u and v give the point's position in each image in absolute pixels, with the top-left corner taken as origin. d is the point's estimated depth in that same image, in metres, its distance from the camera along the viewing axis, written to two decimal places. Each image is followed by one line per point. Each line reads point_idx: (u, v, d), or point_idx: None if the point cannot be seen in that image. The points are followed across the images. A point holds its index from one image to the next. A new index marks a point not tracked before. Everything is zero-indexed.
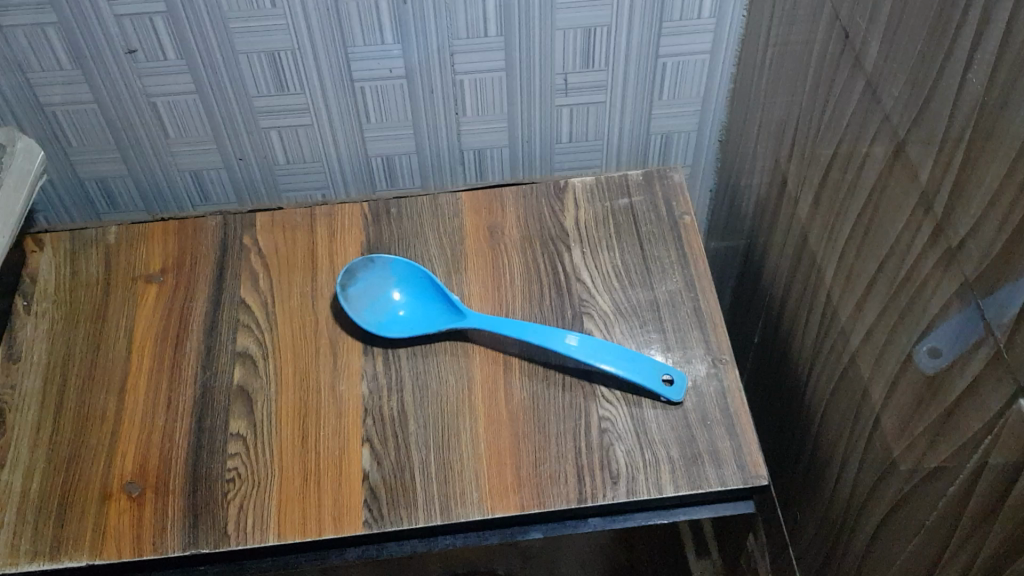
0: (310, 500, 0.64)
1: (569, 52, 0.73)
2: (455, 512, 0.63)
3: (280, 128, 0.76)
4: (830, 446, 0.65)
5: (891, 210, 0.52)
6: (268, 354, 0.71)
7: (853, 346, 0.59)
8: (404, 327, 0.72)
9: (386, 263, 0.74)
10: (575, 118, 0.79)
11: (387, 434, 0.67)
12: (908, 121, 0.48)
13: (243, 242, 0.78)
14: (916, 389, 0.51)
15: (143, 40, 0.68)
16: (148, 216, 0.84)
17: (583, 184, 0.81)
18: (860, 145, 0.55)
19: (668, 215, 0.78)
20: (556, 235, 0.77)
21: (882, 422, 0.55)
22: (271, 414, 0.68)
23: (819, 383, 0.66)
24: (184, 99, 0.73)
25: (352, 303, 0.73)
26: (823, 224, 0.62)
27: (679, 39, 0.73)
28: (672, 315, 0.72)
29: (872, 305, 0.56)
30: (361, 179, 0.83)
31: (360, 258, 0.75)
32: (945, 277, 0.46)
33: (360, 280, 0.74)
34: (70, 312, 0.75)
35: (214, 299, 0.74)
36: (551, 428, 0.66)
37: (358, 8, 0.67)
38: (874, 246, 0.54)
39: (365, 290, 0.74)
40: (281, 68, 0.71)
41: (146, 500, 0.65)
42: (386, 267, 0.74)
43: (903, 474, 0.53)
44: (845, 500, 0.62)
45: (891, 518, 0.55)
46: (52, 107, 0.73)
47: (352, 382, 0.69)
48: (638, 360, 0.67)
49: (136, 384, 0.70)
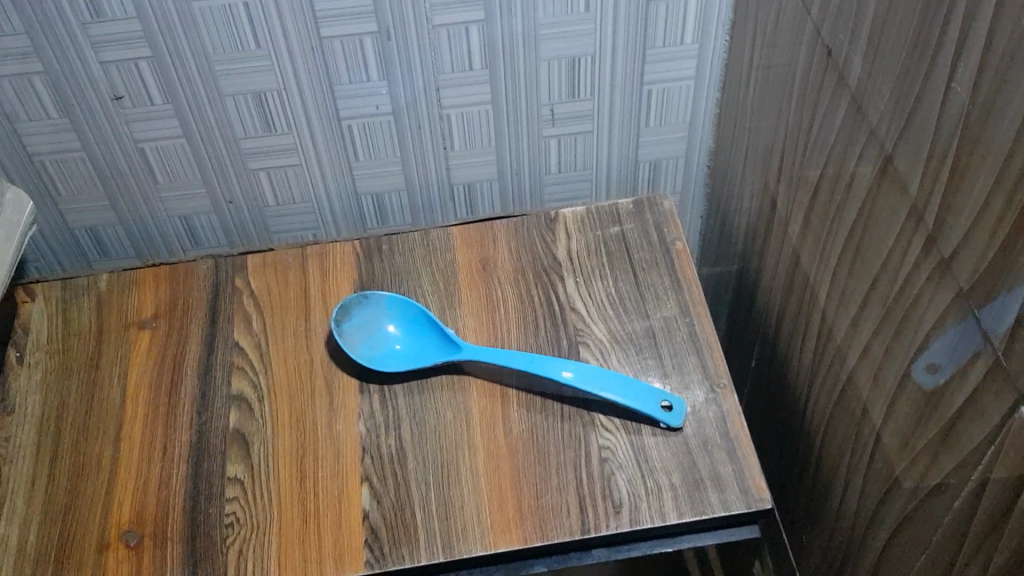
0: (311, 542, 0.63)
1: (555, 83, 0.73)
2: (457, 549, 0.62)
3: (269, 169, 0.76)
4: (832, 466, 0.64)
5: (882, 225, 0.51)
6: (263, 396, 0.71)
7: (851, 365, 0.59)
8: (401, 362, 0.71)
9: (380, 299, 0.74)
10: (563, 148, 0.79)
11: (387, 472, 0.66)
12: (895, 135, 0.48)
13: (235, 284, 0.78)
14: (915, 405, 0.50)
15: (130, 86, 0.68)
16: (139, 262, 0.84)
17: (574, 213, 0.81)
18: (848, 163, 0.55)
19: (660, 242, 0.78)
20: (549, 265, 0.77)
21: (884, 441, 0.55)
22: (268, 456, 0.68)
23: (818, 404, 0.65)
24: (172, 143, 0.73)
25: (347, 340, 0.73)
26: (815, 244, 0.62)
27: (664, 66, 0.73)
28: (669, 341, 0.71)
29: (868, 324, 0.55)
30: (352, 218, 0.82)
31: (354, 295, 0.75)
32: (939, 290, 0.46)
33: (355, 317, 0.74)
34: (63, 361, 0.74)
35: (208, 343, 0.74)
36: (551, 459, 0.66)
37: (342, 46, 0.68)
38: (867, 263, 0.54)
39: (360, 327, 0.74)
40: (268, 109, 0.71)
41: (145, 549, 0.64)
42: (381, 303, 0.74)
43: (907, 492, 0.53)
44: (850, 521, 0.62)
45: (898, 537, 0.55)
46: (40, 157, 0.73)
47: (349, 421, 0.69)
48: (641, 391, 0.67)
49: (131, 431, 0.70)
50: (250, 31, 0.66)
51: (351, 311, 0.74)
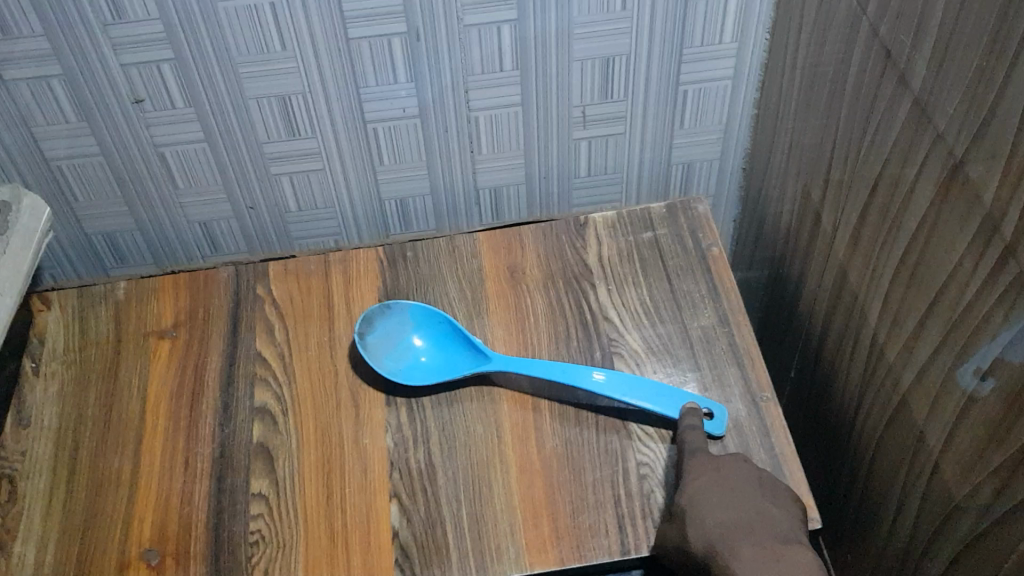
0: (339, 561, 0.61)
1: (588, 84, 0.71)
2: (492, 569, 0.60)
3: (291, 174, 0.74)
4: (881, 483, 0.62)
5: (949, 235, 0.49)
6: (287, 409, 0.69)
7: (905, 382, 0.56)
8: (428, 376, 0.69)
9: (404, 308, 0.72)
10: (594, 151, 0.76)
11: (416, 489, 0.64)
12: (967, 139, 0.46)
13: (257, 292, 0.75)
14: (982, 426, 0.48)
15: (151, 89, 0.66)
16: (157, 269, 0.82)
17: (604, 218, 0.78)
18: (908, 168, 0.53)
19: (695, 248, 0.76)
20: (580, 272, 0.75)
21: (944, 461, 0.52)
22: (294, 471, 0.65)
23: (866, 419, 0.63)
24: (193, 148, 0.71)
25: (372, 353, 0.70)
26: (866, 254, 0.60)
27: (701, 65, 0.71)
28: (707, 351, 0.69)
29: (926, 339, 0.53)
30: (375, 224, 0.80)
31: (376, 305, 0.72)
32: (1016, 304, 0.44)
33: (378, 328, 0.72)
34: (81, 372, 0.72)
35: (230, 354, 0.72)
36: (587, 476, 0.63)
37: (371, 47, 0.65)
38: (928, 275, 0.52)
39: (384, 337, 0.72)
40: (292, 113, 0.69)
41: (166, 568, 0.62)
42: (404, 312, 0.72)
43: (972, 515, 0.50)
44: (904, 542, 0.59)
45: (962, 561, 0.52)
46: (57, 162, 0.70)
47: (375, 435, 0.67)
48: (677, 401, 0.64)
49: (152, 445, 0.68)
50: (275, 32, 0.63)
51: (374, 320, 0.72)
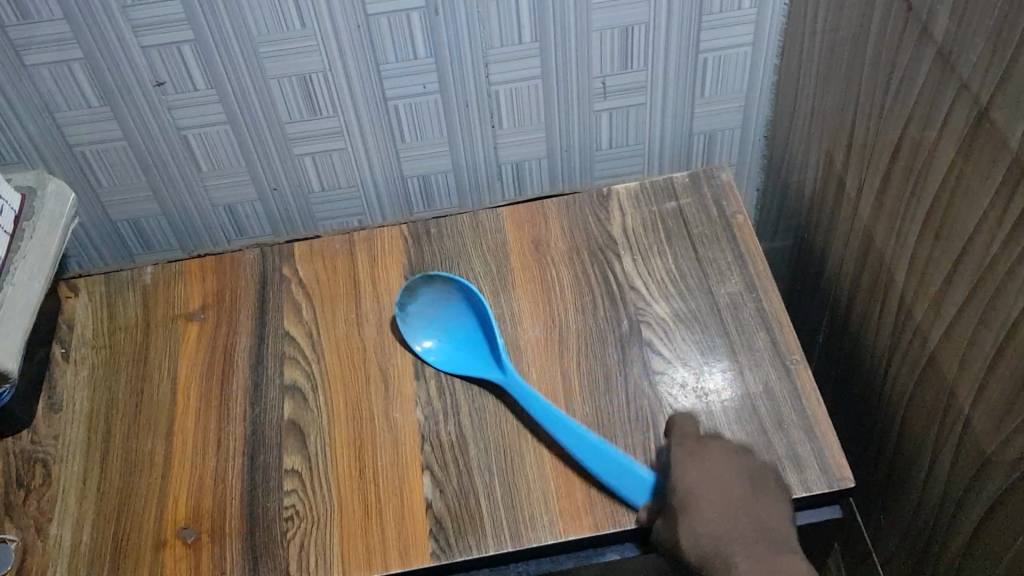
0: (373, 534, 0.61)
1: (607, 55, 0.71)
2: (526, 537, 0.60)
3: (314, 154, 0.74)
4: (913, 442, 0.61)
5: (974, 188, 0.49)
6: (318, 386, 0.69)
7: (934, 340, 0.56)
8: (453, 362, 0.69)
9: (444, 281, 0.71)
10: (615, 123, 0.76)
11: (448, 461, 0.64)
12: (991, 87, 0.46)
13: (283, 272, 0.76)
14: (1011, 379, 0.48)
15: (171, 71, 0.66)
16: (183, 253, 0.82)
17: (627, 189, 0.78)
18: (932, 122, 0.52)
19: (719, 215, 0.75)
20: (604, 244, 0.75)
21: (975, 413, 0.52)
22: (325, 447, 0.66)
23: (896, 380, 0.63)
24: (215, 130, 0.71)
25: (410, 325, 0.71)
26: (891, 212, 0.60)
27: (719, 32, 0.71)
28: (734, 317, 0.69)
29: (954, 294, 0.53)
30: (399, 202, 0.80)
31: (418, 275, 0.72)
32: None
33: (420, 298, 0.72)
34: (111, 357, 0.72)
35: (259, 333, 0.72)
36: (618, 443, 0.63)
37: (389, 23, 0.65)
38: (954, 229, 0.52)
39: (427, 306, 0.72)
40: (313, 91, 0.69)
41: (202, 546, 0.62)
42: (445, 284, 0.71)
43: (1004, 469, 0.50)
44: (938, 499, 0.59)
45: (996, 514, 0.52)
46: (80, 147, 0.71)
47: (406, 409, 0.67)
48: (630, 468, 0.61)
49: (184, 425, 0.68)
50: (294, 10, 0.63)
51: (440, 286, 0.72)
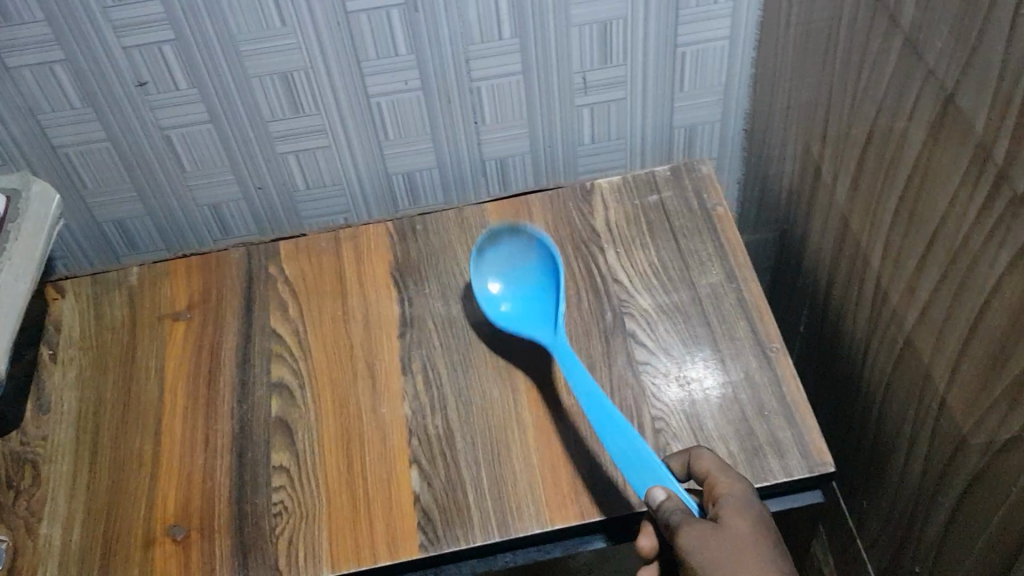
0: (361, 527, 0.61)
1: (586, 50, 0.71)
2: (513, 527, 0.60)
3: (297, 153, 0.75)
4: (893, 426, 0.62)
5: (944, 171, 0.50)
6: (304, 382, 0.69)
7: (910, 323, 0.57)
8: (528, 314, 0.69)
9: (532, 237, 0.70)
10: (596, 118, 0.77)
11: (435, 454, 0.64)
12: (957, 72, 0.47)
13: (269, 271, 0.76)
14: (985, 356, 0.49)
15: (153, 71, 0.67)
16: (169, 253, 0.82)
17: (609, 183, 0.79)
18: (903, 108, 0.53)
19: (700, 208, 0.76)
20: (588, 237, 0.75)
21: (951, 394, 0.53)
22: (313, 443, 0.66)
23: (875, 365, 0.63)
24: (198, 129, 0.71)
25: (485, 268, 0.71)
26: (866, 200, 0.60)
27: (696, 27, 0.71)
28: (716, 307, 0.70)
29: (928, 277, 0.54)
30: (383, 199, 0.81)
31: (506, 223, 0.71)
32: (1012, 230, 0.44)
33: (503, 245, 0.71)
34: (98, 357, 0.73)
35: (245, 332, 0.72)
36: (603, 433, 0.64)
37: (369, 20, 0.66)
38: (926, 212, 0.52)
39: (506, 257, 0.71)
40: (295, 89, 0.70)
41: (192, 542, 0.62)
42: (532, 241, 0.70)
43: (980, 446, 0.51)
44: (918, 481, 0.60)
45: (974, 493, 0.53)
46: (64, 149, 0.71)
47: (393, 404, 0.67)
48: (675, 484, 0.57)
49: (171, 424, 0.68)
50: (274, 8, 0.64)
51: (529, 241, 0.71)
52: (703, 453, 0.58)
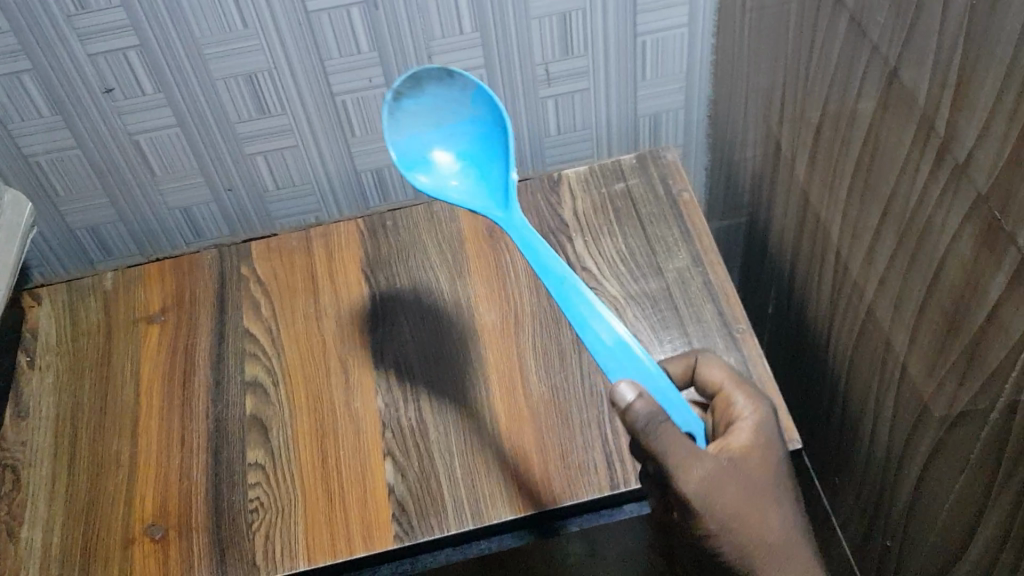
0: (337, 520, 0.62)
1: (548, 42, 0.72)
2: (487, 515, 0.61)
3: (265, 153, 0.76)
4: (859, 402, 0.63)
5: (892, 145, 0.51)
6: (279, 380, 0.70)
7: (869, 297, 0.58)
8: (481, 172, 0.59)
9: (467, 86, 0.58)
10: (561, 109, 0.78)
11: (409, 446, 0.65)
12: (899, 47, 0.47)
13: (242, 271, 0.77)
14: (939, 324, 0.49)
15: (119, 77, 0.68)
16: (143, 258, 0.83)
17: (576, 174, 0.80)
18: (852, 86, 0.54)
19: (666, 195, 0.77)
20: (556, 227, 0.76)
21: (910, 365, 0.54)
22: (288, 439, 0.67)
23: (839, 342, 0.64)
24: (166, 133, 0.72)
25: (402, 124, 0.59)
26: (823, 179, 0.61)
27: (655, 15, 0.72)
28: (683, 291, 0.70)
29: (883, 250, 0.54)
30: (354, 197, 0.82)
31: (438, 68, 0.57)
32: (957, 199, 0.45)
33: (426, 94, 0.58)
34: (75, 362, 0.73)
35: (218, 333, 0.73)
36: (574, 419, 0.65)
37: (330, 19, 0.67)
38: (878, 187, 0.53)
39: (428, 108, 0.59)
40: (260, 90, 0.70)
41: (170, 540, 0.63)
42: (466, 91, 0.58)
43: (939, 414, 0.52)
44: (884, 454, 0.61)
45: (936, 462, 0.54)
46: (35, 157, 0.72)
47: (366, 398, 0.68)
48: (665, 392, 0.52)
49: (148, 425, 0.69)
50: (235, 10, 0.65)
51: (465, 89, 0.58)
52: (710, 361, 0.59)
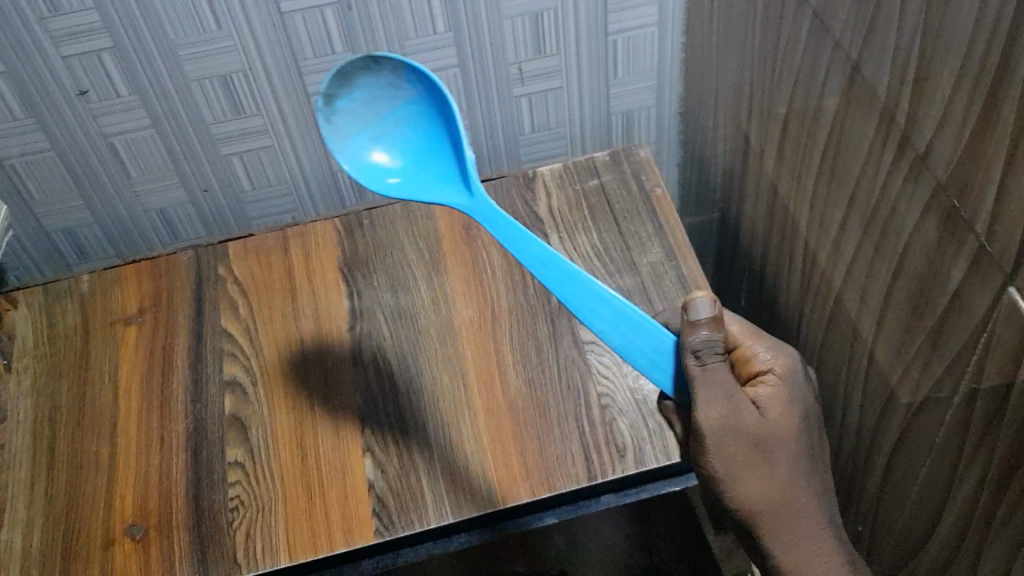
0: (317, 516, 0.63)
1: (519, 41, 0.73)
2: (466, 508, 0.62)
3: (241, 154, 0.76)
4: (830, 390, 0.64)
5: (856, 137, 0.52)
6: (257, 379, 0.70)
7: (837, 287, 0.59)
8: (427, 163, 0.56)
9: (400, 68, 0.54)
10: (534, 107, 0.79)
11: (388, 442, 0.66)
12: (861, 41, 0.49)
13: (219, 271, 0.77)
14: (905, 311, 0.51)
15: (93, 80, 0.68)
16: (119, 260, 0.83)
17: (550, 171, 0.81)
18: (817, 80, 0.55)
19: (639, 190, 0.78)
20: (532, 224, 0.77)
21: (879, 352, 0.55)
22: (267, 437, 0.67)
23: (810, 332, 0.65)
24: (141, 135, 0.72)
25: (338, 125, 0.56)
26: (791, 172, 0.62)
27: (625, 14, 0.73)
28: (657, 285, 0.71)
29: (850, 240, 0.56)
30: (329, 197, 0.82)
31: (358, 59, 0.54)
32: (919, 188, 0.46)
33: (358, 88, 0.55)
34: (52, 365, 0.73)
35: (196, 333, 0.73)
36: (551, 412, 0.66)
37: (303, 20, 0.67)
38: (844, 178, 0.54)
39: (364, 102, 0.56)
40: (234, 91, 0.71)
41: (151, 540, 0.63)
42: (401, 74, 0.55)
43: (907, 399, 0.53)
44: (856, 441, 0.62)
45: (905, 447, 0.55)
46: (9, 161, 0.72)
47: (345, 395, 0.69)
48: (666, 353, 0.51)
49: (127, 426, 0.69)
50: (208, 11, 0.65)
51: (396, 72, 0.55)
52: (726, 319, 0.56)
